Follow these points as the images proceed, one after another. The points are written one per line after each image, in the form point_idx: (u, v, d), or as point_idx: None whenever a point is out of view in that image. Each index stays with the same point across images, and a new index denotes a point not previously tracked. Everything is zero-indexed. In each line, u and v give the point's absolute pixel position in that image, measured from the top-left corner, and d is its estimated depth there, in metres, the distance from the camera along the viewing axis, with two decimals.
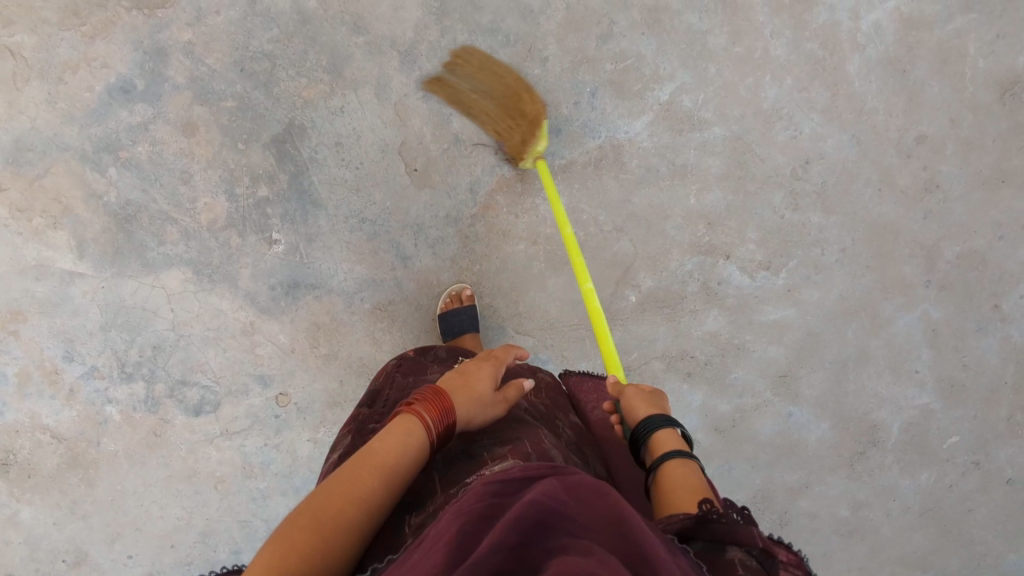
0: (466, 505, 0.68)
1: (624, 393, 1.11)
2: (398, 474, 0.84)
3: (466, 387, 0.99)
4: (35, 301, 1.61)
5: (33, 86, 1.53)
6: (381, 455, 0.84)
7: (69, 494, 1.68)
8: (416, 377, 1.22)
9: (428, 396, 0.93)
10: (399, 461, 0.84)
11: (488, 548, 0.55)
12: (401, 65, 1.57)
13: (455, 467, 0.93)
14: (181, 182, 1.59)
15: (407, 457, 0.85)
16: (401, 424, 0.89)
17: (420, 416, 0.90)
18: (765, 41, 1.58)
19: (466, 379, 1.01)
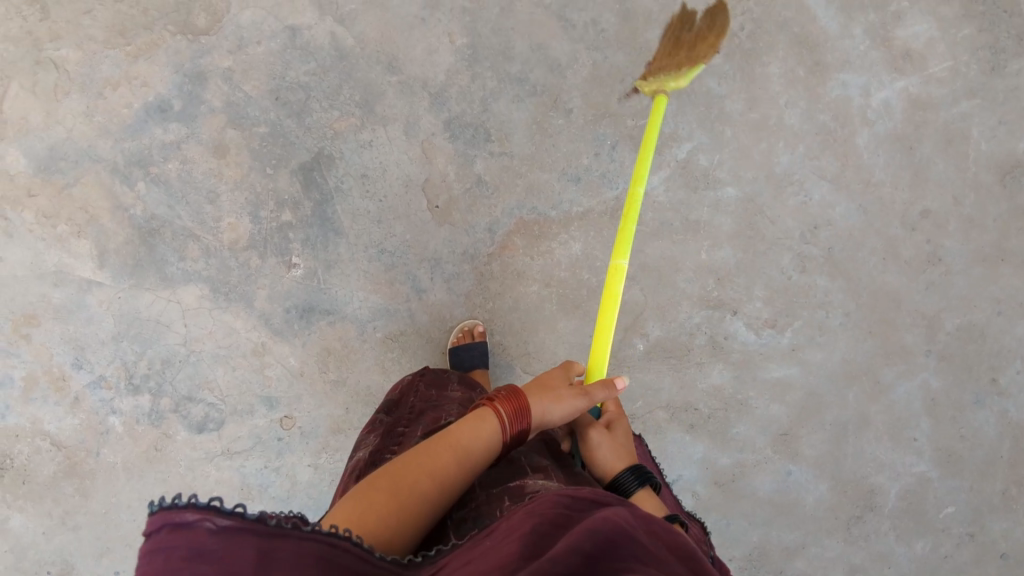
0: (538, 508, 0.72)
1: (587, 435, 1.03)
2: (473, 462, 0.87)
3: (549, 386, 0.99)
4: (50, 307, 1.62)
5: (72, 99, 1.58)
6: (459, 441, 0.87)
7: (62, 503, 1.67)
8: (439, 391, 1.25)
9: (511, 393, 0.94)
10: (473, 451, 0.87)
11: (562, 552, 0.60)
12: (431, 106, 1.62)
13: (495, 470, 0.96)
14: (208, 202, 1.62)
15: (481, 446, 0.88)
16: (482, 418, 0.91)
17: (496, 410, 0.92)
18: (780, 109, 1.65)
19: (543, 380, 1.01)
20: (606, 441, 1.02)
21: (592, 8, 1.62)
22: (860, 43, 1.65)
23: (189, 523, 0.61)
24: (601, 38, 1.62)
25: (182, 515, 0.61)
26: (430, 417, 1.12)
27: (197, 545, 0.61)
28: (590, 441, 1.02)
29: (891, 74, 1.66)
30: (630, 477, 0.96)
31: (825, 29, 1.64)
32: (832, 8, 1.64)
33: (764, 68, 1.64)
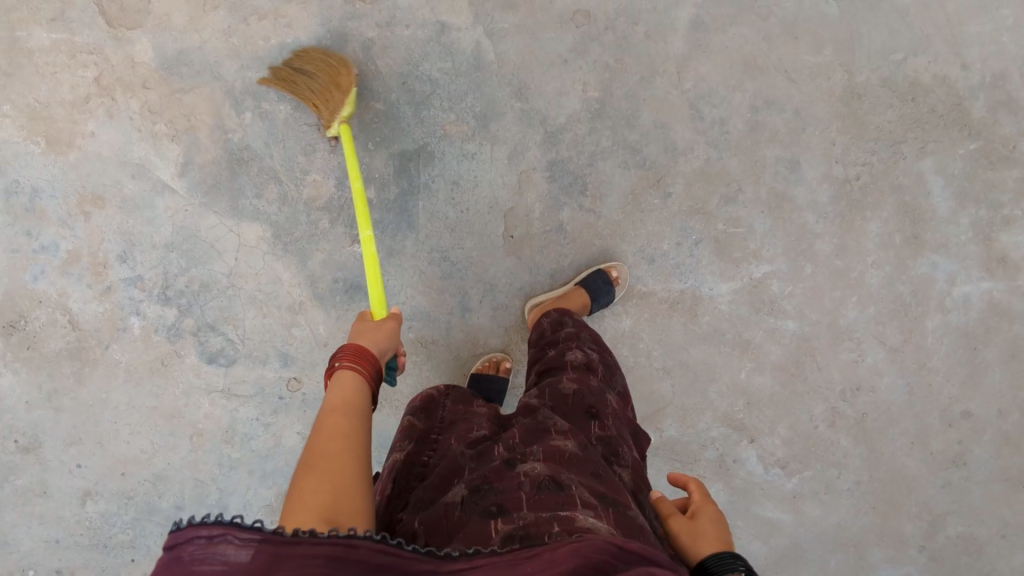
0: (584, 549, 0.76)
1: (668, 522, 1.05)
2: (356, 406, 0.97)
3: (372, 335, 1.18)
4: (119, 196, 1.64)
5: (218, 14, 1.61)
6: (334, 402, 0.97)
7: (55, 381, 1.67)
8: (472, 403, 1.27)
9: (348, 348, 1.08)
10: (349, 400, 0.98)
11: None
12: (542, 142, 1.63)
13: (544, 493, 0.95)
14: (302, 153, 1.63)
15: (356, 394, 1.00)
16: (341, 378, 1.03)
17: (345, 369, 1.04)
18: (865, 266, 1.66)
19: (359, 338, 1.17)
20: (688, 531, 1.03)
21: (724, 107, 1.62)
22: (963, 233, 1.65)
23: (210, 539, 0.66)
24: (723, 138, 1.63)
25: (205, 531, 0.66)
26: (462, 430, 1.16)
27: (221, 555, 0.66)
28: (675, 533, 1.04)
29: (980, 272, 1.66)
30: (712, 565, 0.96)
31: (935, 207, 1.64)
32: (948, 190, 1.63)
33: (864, 222, 1.65)
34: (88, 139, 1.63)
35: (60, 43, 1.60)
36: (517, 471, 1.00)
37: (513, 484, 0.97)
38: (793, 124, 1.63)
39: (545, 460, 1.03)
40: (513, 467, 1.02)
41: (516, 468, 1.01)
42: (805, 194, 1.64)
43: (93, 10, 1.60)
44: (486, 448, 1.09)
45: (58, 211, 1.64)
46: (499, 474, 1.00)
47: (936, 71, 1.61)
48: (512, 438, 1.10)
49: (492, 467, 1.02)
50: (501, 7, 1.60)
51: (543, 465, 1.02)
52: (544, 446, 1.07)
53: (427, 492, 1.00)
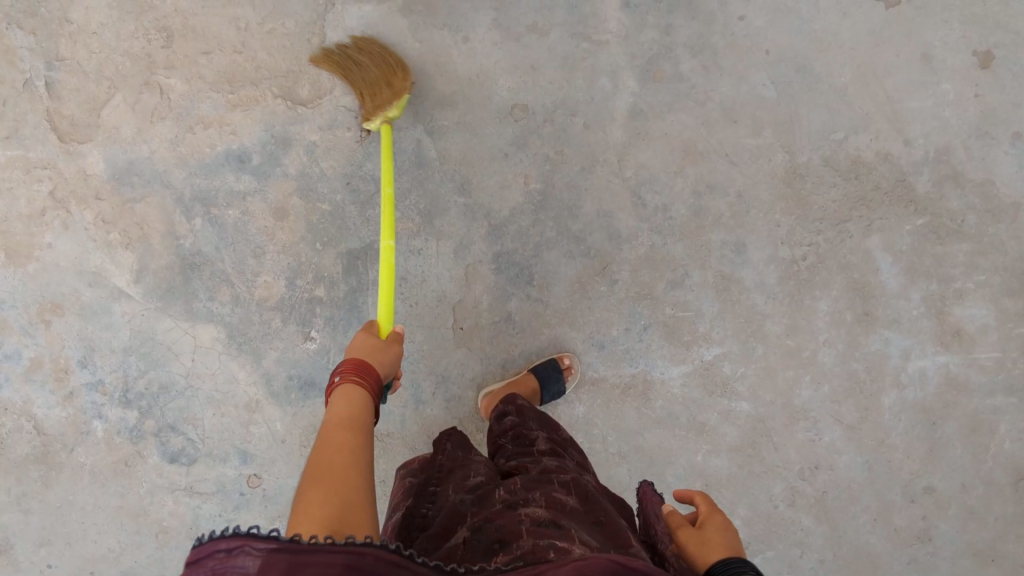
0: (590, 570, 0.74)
1: (676, 532, 0.98)
2: (359, 420, 0.96)
3: (372, 352, 1.17)
4: (78, 303, 1.68)
5: (165, 125, 1.65)
6: (337, 416, 0.96)
7: (23, 485, 1.72)
8: (472, 456, 1.24)
9: (346, 364, 1.08)
10: (352, 417, 0.96)
11: None
12: (487, 235, 1.64)
13: (544, 528, 0.91)
14: (252, 256, 1.66)
15: (359, 411, 0.99)
16: (343, 395, 1.02)
17: (348, 383, 1.05)
18: (817, 344, 1.64)
19: (360, 351, 1.18)
20: (694, 539, 0.95)
21: (667, 193, 1.62)
22: (915, 308, 1.62)
23: (229, 552, 0.64)
24: (667, 224, 1.62)
25: (223, 544, 0.65)
26: (460, 478, 1.12)
27: (241, 566, 0.64)
28: (681, 543, 0.96)
29: (935, 347, 1.63)
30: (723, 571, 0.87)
31: (884, 284, 1.62)
32: (897, 266, 1.61)
33: (813, 301, 1.62)
34: (45, 250, 1.67)
35: (15, 159, 1.66)
36: (519, 511, 0.97)
37: (514, 521, 0.93)
38: (736, 207, 1.62)
39: (546, 504, 0.99)
40: (514, 508, 0.98)
41: (518, 509, 0.98)
42: (752, 276, 1.63)
43: (45, 127, 1.65)
44: (488, 491, 1.05)
45: (19, 319, 1.69)
46: (499, 513, 0.97)
47: (877, 148, 1.60)
48: (514, 484, 1.06)
49: (493, 509, 0.99)
50: (439, 105, 1.62)
51: (545, 508, 0.98)
52: (546, 493, 1.03)
53: (431, 542, 0.95)
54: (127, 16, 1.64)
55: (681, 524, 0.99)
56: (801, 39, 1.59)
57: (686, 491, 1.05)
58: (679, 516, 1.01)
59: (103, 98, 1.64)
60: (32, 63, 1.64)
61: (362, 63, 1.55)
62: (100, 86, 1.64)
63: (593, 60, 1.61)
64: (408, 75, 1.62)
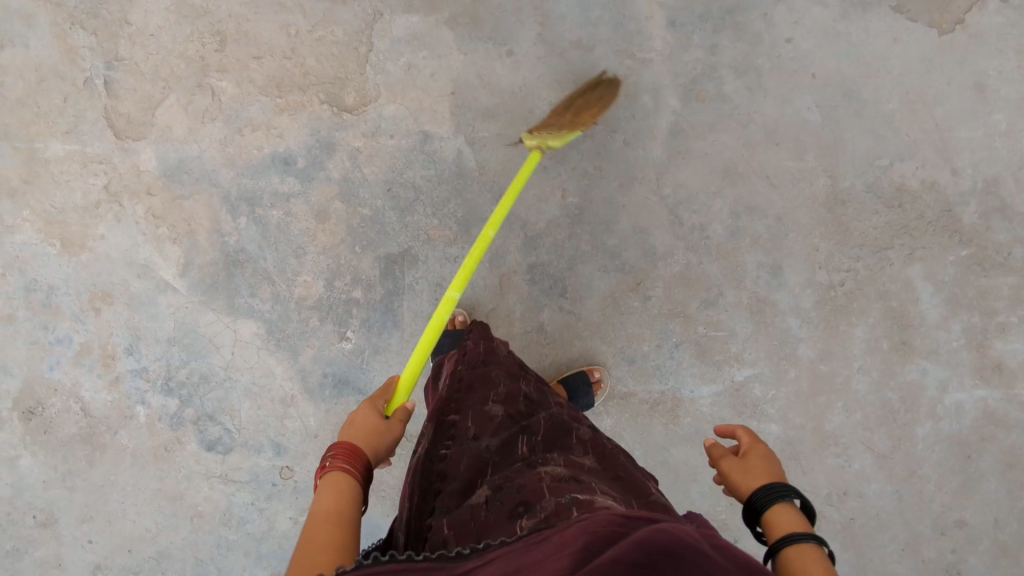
0: (593, 525, 0.72)
1: (719, 464, 0.99)
2: (348, 512, 0.87)
3: (368, 427, 1.05)
4: (127, 293, 1.75)
5: (215, 126, 1.70)
6: (322, 508, 0.86)
7: (69, 463, 1.80)
8: (488, 370, 1.26)
9: (338, 446, 0.97)
10: (336, 508, 0.86)
11: (611, 560, 0.61)
12: (522, 246, 1.66)
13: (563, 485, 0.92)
14: (293, 256, 1.71)
15: (348, 503, 0.89)
16: (331, 481, 0.91)
17: (341, 469, 0.93)
18: (851, 371, 1.61)
19: (355, 426, 1.05)
20: (738, 469, 0.96)
21: (705, 213, 1.62)
22: (955, 340, 1.59)
23: None
24: (703, 243, 1.62)
25: None
26: (478, 406, 1.15)
27: None
28: (726, 473, 0.97)
29: (974, 380, 1.59)
30: (761, 497, 0.89)
31: (924, 314, 1.59)
32: (938, 296, 1.58)
33: (850, 328, 1.60)
34: (98, 241, 1.75)
35: (73, 154, 1.73)
36: (538, 470, 0.98)
37: (533, 479, 0.95)
38: (774, 230, 1.61)
39: (565, 463, 1.01)
40: (534, 468, 1.00)
41: (537, 467, 1.00)
42: (788, 299, 1.61)
43: (103, 123, 1.72)
44: (511, 440, 1.07)
45: (71, 306, 1.76)
46: (518, 471, 0.98)
47: (923, 176, 1.58)
48: (535, 438, 1.09)
49: (513, 466, 1.01)
50: (481, 116, 1.65)
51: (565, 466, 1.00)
52: (564, 456, 1.05)
53: (452, 496, 0.98)
54: (184, 20, 1.70)
55: (726, 454, 0.99)
56: (849, 64, 1.58)
57: (729, 427, 1.05)
58: (721, 448, 1.01)
59: (159, 98, 1.71)
60: (93, 62, 1.71)
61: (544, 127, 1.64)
62: (156, 86, 1.71)
63: (637, 78, 1.62)
64: (452, 86, 1.65)
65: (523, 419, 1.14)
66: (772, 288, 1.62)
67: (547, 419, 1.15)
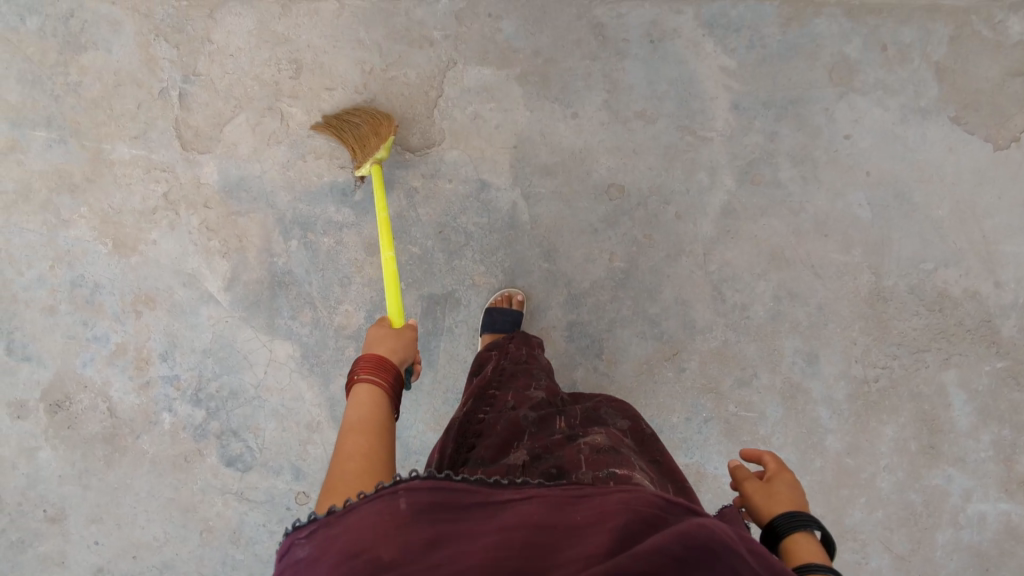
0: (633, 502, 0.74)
1: (744, 484, 1.02)
2: (373, 416, 1.00)
3: (385, 346, 1.20)
4: (170, 300, 1.78)
5: (280, 149, 1.74)
6: (353, 414, 1.00)
7: (88, 461, 1.81)
8: (530, 366, 1.34)
9: (361, 365, 1.10)
10: (364, 413, 0.99)
11: (653, 549, 0.62)
12: (564, 303, 1.69)
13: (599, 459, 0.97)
14: (338, 284, 1.74)
15: (370, 410, 1.01)
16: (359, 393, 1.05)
17: (361, 382, 1.07)
18: (876, 467, 1.62)
19: (372, 345, 1.21)
20: (762, 494, 0.99)
21: (748, 293, 1.64)
22: (982, 450, 1.60)
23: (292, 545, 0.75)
24: (743, 323, 1.64)
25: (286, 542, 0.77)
26: (520, 389, 1.23)
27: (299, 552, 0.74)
28: (749, 496, 1.00)
29: (998, 493, 1.60)
30: (783, 524, 0.92)
31: (954, 420, 1.60)
32: (970, 404, 1.60)
33: (879, 425, 1.62)
34: (149, 246, 1.78)
35: (138, 159, 1.77)
36: (576, 442, 1.03)
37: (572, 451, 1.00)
38: (814, 319, 1.63)
39: (603, 437, 1.06)
40: (573, 440, 1.05)
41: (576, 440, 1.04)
42: (820, 389, 1.63)
43: (172, 134, 1.76)
44: (549, 417, 1.13)
45: (113, 306, 1.79)
46: (557, 442, 1.04)
47: (965, 284, 1.60)
48: (573, 419, 1.14)
49: (552, 437, 1.06)
50: (539, 173, 1.69)
51: (602, 438, 1.05)
52: (602, 432, 1.10)
53: (488, 451, 1.04)
54: (264, 44, 1.75)
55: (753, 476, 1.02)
56: (904, 167, 1.61)
57: (757, 451, 1.08)
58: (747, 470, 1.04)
59: (229, 115, 1.75)
60: (171, 74, 1.76)
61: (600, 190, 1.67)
62: (228, 104, 1.75)
63: (695, 155, 1.65)
64: (515, 140, 1.69)
65: (562, 405, 1.20)
66: (805, 376, 1.63)
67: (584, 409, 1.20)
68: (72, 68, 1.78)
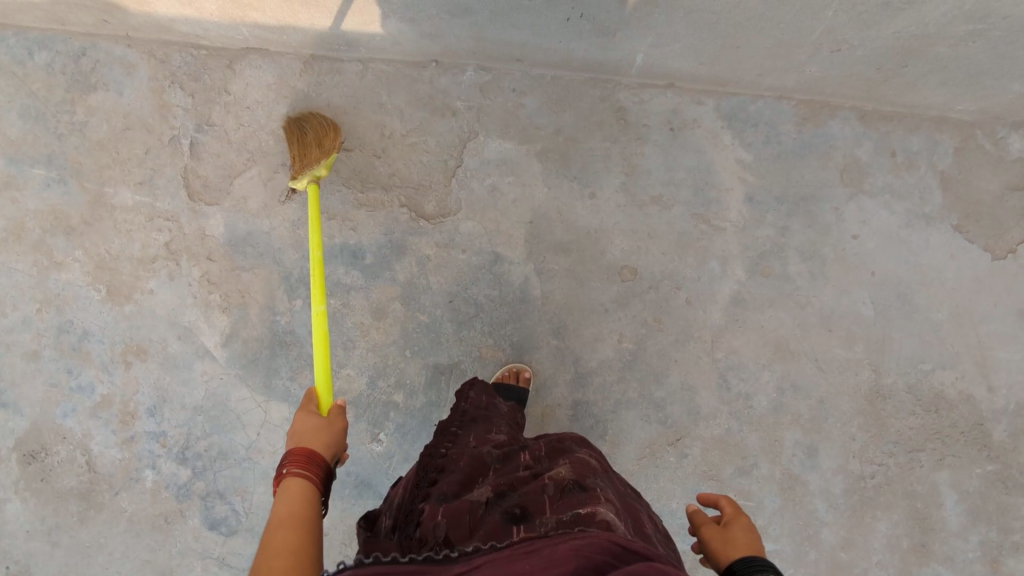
0: (584, 549, 0.70)
1: (700, 529, 0.93)
2: (305, 515, 0.84)
3: (316, 434, 1.03)
4: (163, 353, 1.71)
5: (291, 207, 1.71)
6: (280, 512, 0.84)
7: (59, 516, 1.71)
8: (491, 413, 1.25)
9: (292, 454, 0.95)
10: (296, 510, 0.85)
11: None
12: (571, 381, 1.68)
13: (566, 492, 0.88)
14: (341, 347, 1.69)
15: (305, 506, 0.86)
16: (290, 489, 0.89)
17: (292, 473, 0.91)
18: (869, 563, 1.63)
19: (303, 430, 1.04)
20: (718, 537, 0.90)
21: (752, 382, 1.66)
22: (971, 550, 1.62)
23: None
24: (746, 412, 1.66)
25: None
26: (481, 431, 1.13)
27: None
28: (704, 540, 0.91)
29: None
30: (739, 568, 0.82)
31: (945, 519, 1.63)
32: (960, 505, 1.63)
33: (873, 520, 1.64)
34: (145, 295, 1.72)
35: (141, 206, 1.72)
36: (541, 475, 0.94)
37: (536, 487, 0.90)
38: (815, 412, 1.66)
39: (569, 465, 0.98)
40: (537, 473, 0.96)
41: (540, 473, 0.95)
42: (818, 482, 1.65)
43: (179, 182, 1.72)
44: (512, 454, 1.04)
45: (101, 354, 1.72)
46: (522, 478, 0.94)
47: (961, 387, 1.65)
48: (537, 452, 1.06)
49: (516, 471, 0.97)
50: (553, 249, 1.69)
51: (569, 468, 0.97)
52: (570, 458, 1.01)
53: (451, 487, 0.93)
54: (282, 100, 1.73)
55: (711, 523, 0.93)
56: (907, 269, 1.67)
57: (711, 494, 0.99)
58: (703, 515, 0.95)
59: (241, 167, 1.72)
60: (184, 122, 1.73)
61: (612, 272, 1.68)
62: (240, 156, 1.72)
63: (708, 243, 1.68)
64: (531, 215, 1.70)
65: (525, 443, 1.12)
66: (805, 468, 1.65)
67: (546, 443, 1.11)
68: (79, 107, 1.74)
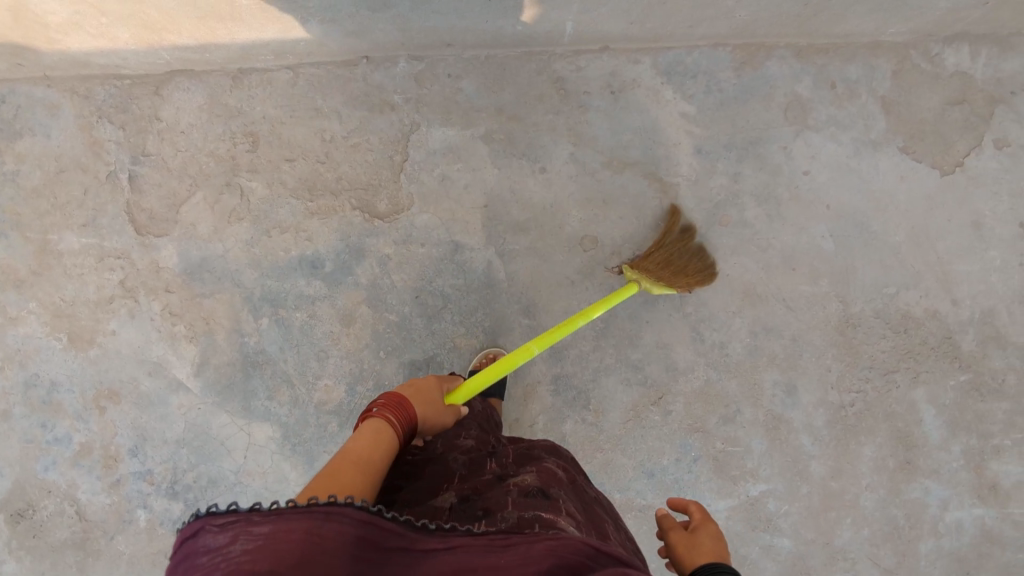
0: (560, 549, 0.70)
1: (668, 536, 0.94)
2: (376, 461, 0.84)
3: (421, 398, 1.04)
4: (135, 392, 1.69)
5: (242, 226, 1.69)
6: (357, 448, 0.85)
7: (57, 570, 1.69)
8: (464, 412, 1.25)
9: (386, 399, 0.96)
10: (370, 454, 0.84)
11: None
12: (547, 357, 1.69)
13: (530, 498, 0.90)
14: (315, 358, 1.68)
15: (381, 453, 0.86)
16: (372, 429, 0.90)
17: (386, 419, 0.92)
18: (859, 488, 1.67)
19: (414, 390, 1.06)
20: (686, 543, 0.92)
21: (725, 331, 1.68)
22: (954, 460, 1.67)
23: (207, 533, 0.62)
24: (723, 361, 1.68)
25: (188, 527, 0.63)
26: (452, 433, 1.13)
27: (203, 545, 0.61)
28: (673, 546, 0.93)
29: (971, 498, 1.66)
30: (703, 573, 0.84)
31: (926, 435, 1.67)
32: (939, 418, 1.67)
33: (859, 446, 1.67)
34: (108, 337, 1.69)
35: (89, 247, 1.69)
36: (507, 483, 0.96)
37: (500, 493, 0.92)
38: (790, 350, 1.68)
39: (536, 474, 1.00)
40: (504, 480, 0.98)
41: (507, 480, 0.97)
42: (800, 418, 1.68)
43: (124, 218, 1.69)
44: (479, 460, 1.06)
45: (73, 403, 1.69)
46: (488, 485, 0.96)
47: (926, 305, 1.68)
48: (504, 460, 1.08)
49: (482, 478, 0.99)
50: (512, 230, 1.69)
51: (534, 477, 0.98)
52: (537, 467, 1.04)
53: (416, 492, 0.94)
54: (216, 119, 1.70)
55: (678, 528, 0.95)
56: (860, 198, 1.69)
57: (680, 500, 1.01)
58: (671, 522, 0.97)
59: (185, 194, 1.69)
60: (118, 156, 1.69)
61: (572, 244, 1.68)
62: (182, 183, 1.69)
63: (663, 201, 1.69)
64: (484, 199, 1.69)
65: (494, 449, 1.13)
66: (787, 406, 1.68)
67: (515, 450, 1.14)
68: (8, 157, 1.70)
